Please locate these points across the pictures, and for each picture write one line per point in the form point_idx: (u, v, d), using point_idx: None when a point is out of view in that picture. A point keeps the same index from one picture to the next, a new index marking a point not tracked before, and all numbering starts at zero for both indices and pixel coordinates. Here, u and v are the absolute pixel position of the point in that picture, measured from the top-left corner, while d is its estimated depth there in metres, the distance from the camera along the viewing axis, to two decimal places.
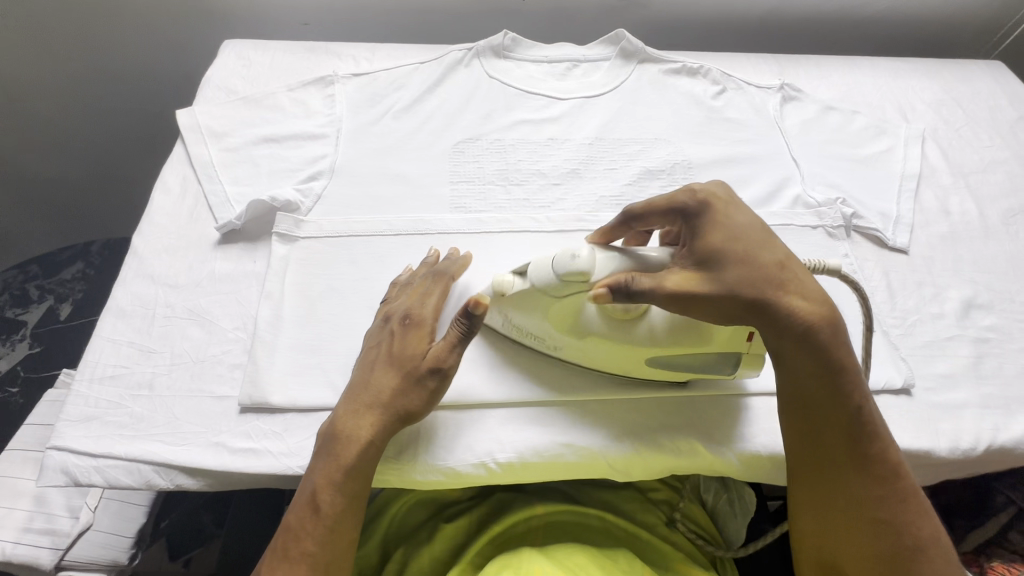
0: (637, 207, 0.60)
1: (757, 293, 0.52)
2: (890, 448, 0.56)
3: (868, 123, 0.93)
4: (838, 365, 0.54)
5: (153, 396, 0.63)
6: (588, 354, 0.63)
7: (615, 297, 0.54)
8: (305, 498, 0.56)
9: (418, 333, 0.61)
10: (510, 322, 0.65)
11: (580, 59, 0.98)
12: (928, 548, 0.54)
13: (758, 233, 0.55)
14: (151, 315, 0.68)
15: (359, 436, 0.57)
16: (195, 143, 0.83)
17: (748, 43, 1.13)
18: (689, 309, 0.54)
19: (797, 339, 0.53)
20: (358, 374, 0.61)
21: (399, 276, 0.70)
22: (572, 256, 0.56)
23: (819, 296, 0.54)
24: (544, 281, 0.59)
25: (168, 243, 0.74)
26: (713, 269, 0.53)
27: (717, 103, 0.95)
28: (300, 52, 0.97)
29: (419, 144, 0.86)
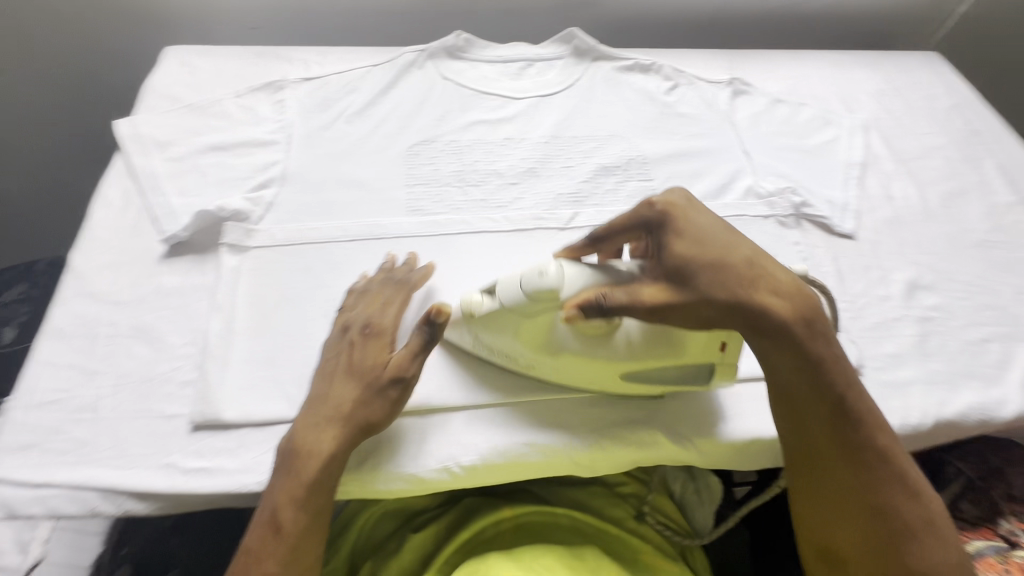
0: (600, 228, 0.63)
1: (733, 294, 0.54)
2: (879, 434, 0.57)
3: (815, 114, 0.96)
4: (816, 356, 0.55)
5: (97, 419, 0.60)
6: (561, 372, 0.63)
7: (587, 316, 0.55)
8: (265, 517, 0.54)
9: (377, 343, 0.61)
10: (481, 343, 0.64)
11: (533, 59, 0.99)
12: (922, 530, 0.55)
13: (721, 235, 0.57)
14: (93, 335, 0.65)
15: (320, 448, 0.56)
16: (138, 154, 0.80)
17: (700, 38, 1.15)
18: (668, 318, 0.55)
19: (776, 336, 0.54)
20: (313, 391, 0.60)
21: (354, 284, 0.69)
22: (540, 272, 0.58)
23: (792, 290, 0.56)
24: (512, 298, 0.59)
25: (111, 259, 0.71)
26: (684, 276, 0.55)
27: (670, 99, 0.96)
28: (247, 57, 0.95)
29: (373, 147, 0.85)
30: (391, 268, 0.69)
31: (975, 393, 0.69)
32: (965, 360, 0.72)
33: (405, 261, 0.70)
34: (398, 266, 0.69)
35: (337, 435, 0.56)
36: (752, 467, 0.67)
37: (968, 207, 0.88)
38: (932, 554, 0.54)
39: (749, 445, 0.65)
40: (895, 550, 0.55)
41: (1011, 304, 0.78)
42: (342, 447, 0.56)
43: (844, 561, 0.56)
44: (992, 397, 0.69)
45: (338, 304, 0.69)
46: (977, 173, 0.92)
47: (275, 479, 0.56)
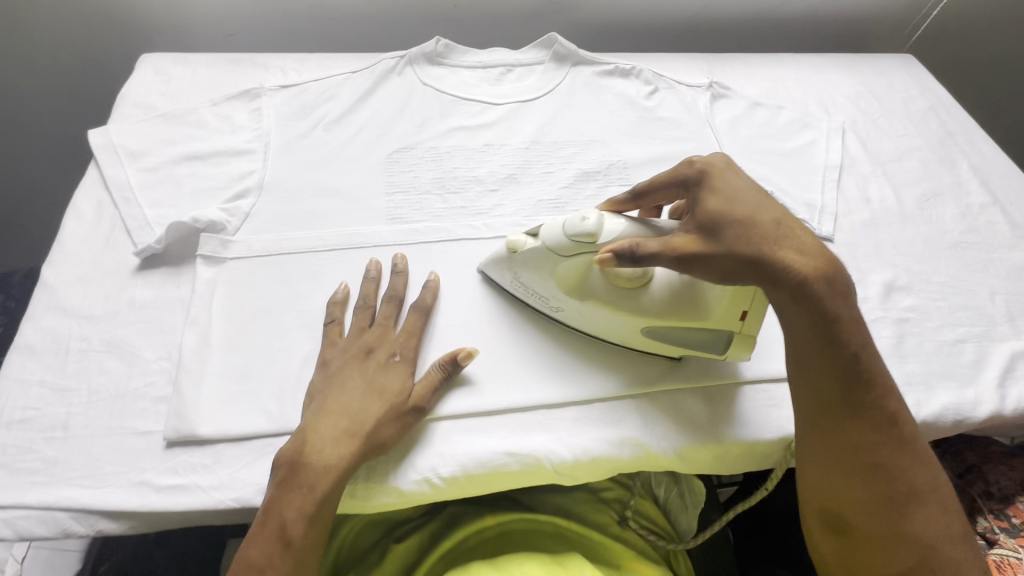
0: (641, 185, 0.65)
1: (756, 249, 0.54)
2: (889, 400, 0.57)
3: (793, 117, 0.97)
4: (833, 315, 0.55)
5: (68, 437, 0.59)
6: (586, 317, 0.66)
7: (620, 263, 0.57)
8: (264, 534, 0.54)
9: (400, 369, 0.63)
10: (520, 281, 0.68)
11: (513, 64, 0.98)
12: (923, 495, 0.56)
13: (752, 196, 0.57)
14: (65, 350, 0.64)
15: (329, 462, 0.56)
16: (111, 164, 0.79)
17: (679, 42, 1.15)
18: (693, 270, 0.56)
19: (795, 294, 0.54)
20: (324, 401, 0.60)
21: (334, 295, 0.69)
22: (582, 219, 0.61)
23: (818, 252, 0.55)
24: (554, 240, 0.63)
25: (83, 273, 0.70)
26: (713, 230, 0.55)
27: (650, 103, 0.97)
28: (223, 64, 0.94)
29: (352, 155, 0.84)
30: (378, 275, 0.71)
31: (950, 393, 0.70)
32: (940, 361, 0.73)
33: (397, 267, 0.71)
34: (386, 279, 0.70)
35: (350, 449, 0.57)
36: (738, 470, 0.67)
37: (943, 208, 0.89)
38: (932, 517, 0.56)
39: (734, 449, 0.65)
40: (895, 513, 0.56)
41: (985, 304, 0.79)
42: (353, 463, 0.57)
43: (846, 522, 0.57)
44: (967, 398, 0.70)
45: (316, 314, 0.69)
46: (951, 174, 0.93)
47: (275, 491, 0.55)
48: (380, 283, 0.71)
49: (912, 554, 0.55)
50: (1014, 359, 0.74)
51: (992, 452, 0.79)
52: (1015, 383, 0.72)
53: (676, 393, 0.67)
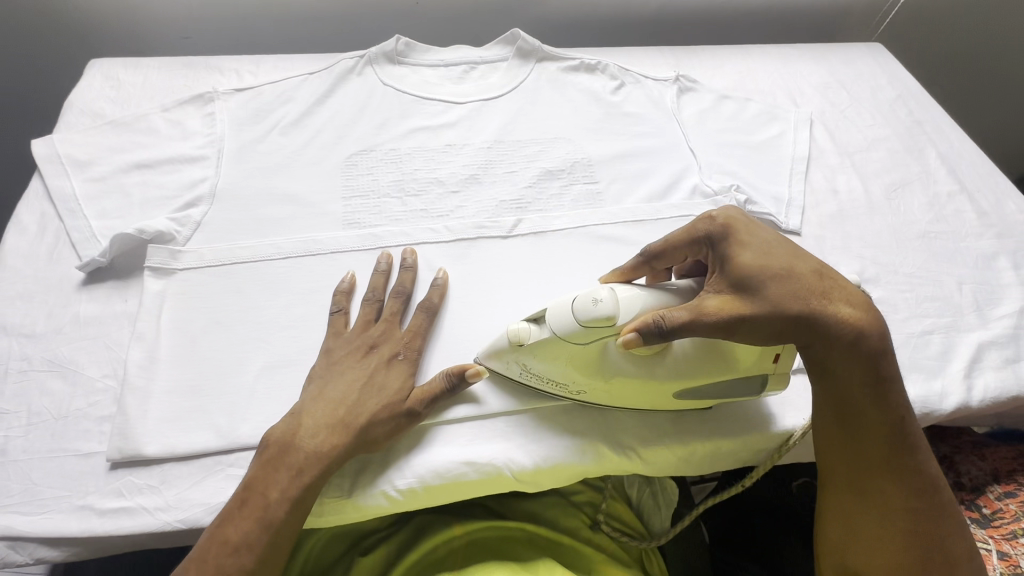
0: (654, 246, 0.62)
1: (806, 304, 0.53)
2: (929, 464, 0.57)
3: (761, 110, 0.96)
4: (882, 374, 0.55)
5: (6, 462, 0.56)
6: (613, 395, 0.61)
7: (648, 340, 0.53)
8: (243, 510, 0.53)
9: (402, 369, 0.62)
10: (529, 373, 0.60)
11: (476, 61, 0.96)
12: (956, 563, 0.56)
13: (784, 250, 0.56)
14: (4, 371, 0.61)
15: (320, 449, 0.56)
16: (55, 175, 0.76)
17: (647, 35, 1.14)
18: (736, 332, 0.54)
19: (848, 349, 0.54)
20: (324, 390, 0.59)
21: (341, 283, 0.69)
22: (594, 302, 0.55)
23: (864, 303, 0.56)
24: (566, 330, 0.56)
25: (25, 289, 0.67)
26: (757, 288, 0.53)
27: (616, 99, 0.95)
28: (176, 68, 0.91)
29: (309, 159, 0.82)
30: (388, 268, 0.71)
31: (916, 385, 0.70)
32: (908, 354, 0.72)
33: (404, 259, 0.71)
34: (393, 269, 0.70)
35: (344, 437, 0.56)
36: (704, 470, 0.66)
37: (911, 198, 0.88)
38: None
39: (699, 451, 0.64)
40: None
41: (952, 294, 0.78)
42: (345, 451, 0.56)
43: None
44: (934, 389, 0.69)
45: (270, 326, 0.66)
46: (920, 163, 0.93)
47: (260, 470, 0.55)
48: (389, 277, 0.71)
49: None
50: (981, 349, 0.73)
51: (963, 442, 0.79)
52: (981, 373, 0.71)
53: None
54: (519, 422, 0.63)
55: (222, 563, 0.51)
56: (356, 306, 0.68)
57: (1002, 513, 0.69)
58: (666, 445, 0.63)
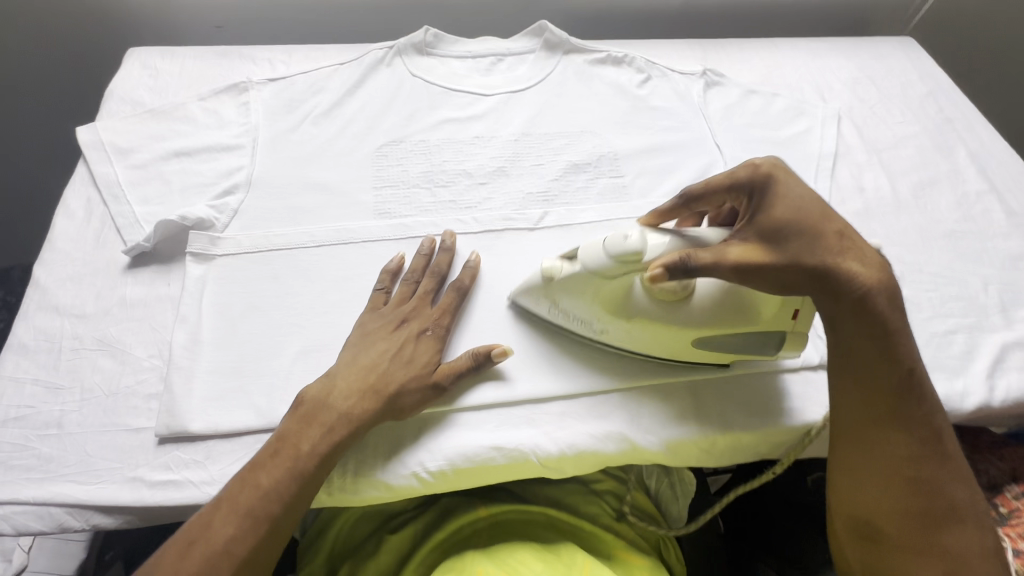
0: (695, 188, 0.67)
1: (821, 260, 0.57)
2: (934, 414, 0.59)
3: (788, 105, 0.96)
4: (889, 328, 0.58)
5: (62, 434, 0.59)
6: (633, 336, 0.65)
7: (672, 276, 0.57)
8: (275, 460, 0.56)
9: (429, 345, 0.65)
10: (557, 308, 0.66)
11: (504, 53, 0.97)
12: (960, 510, 0.58)
13: (816, 206, 0.59)
14: (57, 349, 0.64)
15: (349, 413, 0.59)
16: (100, 161, 0.79)
17: (674, 27, 1.13)
18: (751, 279, 0.58)
19: (857, 304, 0.58)
20: (357, 357, 0.63)
21: (388, 264, 0.71)
22: (624, 237, 0.59)
23: (877, 263, 0.59)
24: (595, 263, 0.60)
25: (73, 271, 0.70)
26: (777, 239, 0.58)
27: (642, 92, 0.96)
28: (211, 58, 0.93)
29: (341, 149, 0.84)
30: (429, 252, 0.73)
31: (938, 384, 0.70)
32: (931, 353, 0.73)
33: (444, 244, 0.73)
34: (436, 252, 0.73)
35: (373, 402, 0.60)
36: (721, 464, 0.68)
37: (939, 196, 0.88)
38: (966, 534, 0.57)
39: (719, 442, 0.65)
40: (930, 523, 0.57)
41: (977, 294, 0.78)
42: (373, 414, 0.60)
43: (876, 528, 0.59)
44: (955, 388, 0.70)
45: (306, 312, 0.69)
46: (948, 162, 0.92)
47: (295, 424, 0.58)
48: (430, 259, 0.73)
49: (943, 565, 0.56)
50: (1005, 349, 0.74)
51: (982, 441, 0.79)
52: (1004, 373, 0.72)
53: (679, 373, 0.67)
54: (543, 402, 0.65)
55: (252, 505, 0.54)
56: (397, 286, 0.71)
57: (1018, 512, 0.71)
58: (685, 428, 0.65)
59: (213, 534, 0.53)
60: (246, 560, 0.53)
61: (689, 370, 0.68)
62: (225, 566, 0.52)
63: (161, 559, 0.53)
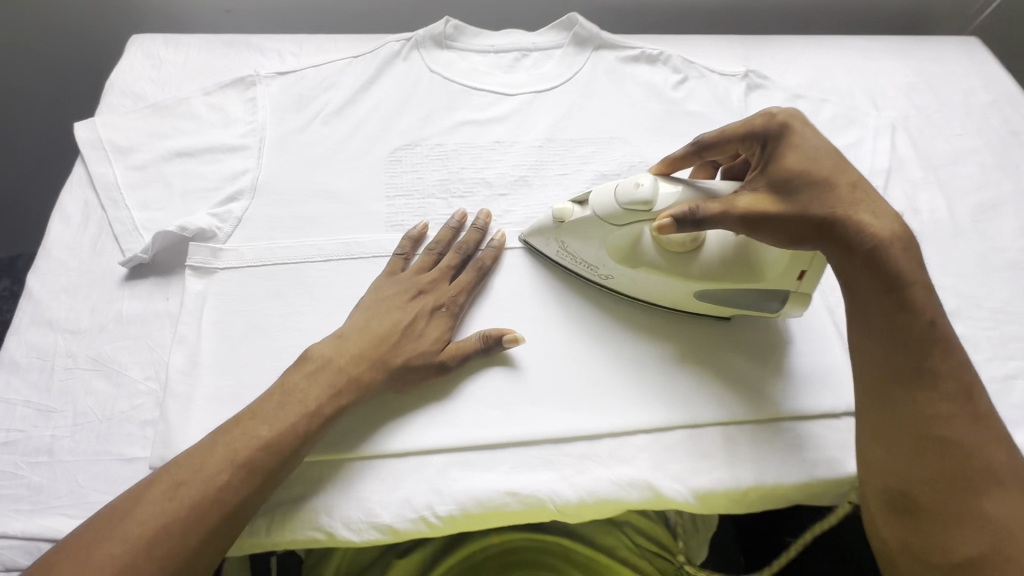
0: (709, 136, 0.66)
1: (833, 209, 0.55)
2: (962, 371, 0.56)
3: (837, 112, 0.88)
4: (905, 278, 0.55)
5: (53, 462, 0.56)
6: (638, 284, 0.67)
7: (680, 227, 0.58)
8: (280, 408, 0.56)
9: (442, 322, 0.64)
10: (567, 250, 0.69)
11: (529, 48, 0.90)
12: (1001, 473, 0.53)
13: (829, 155, 0.58)
14: (50, 368, 0.61)
15: (354, 384, 0.58)
16: (98, 161, 0.74)
17: (711, 23, 1.05)
18: (760, 230, 0.58)
19: (871, 255, 0.55)
20: (368, 323, 0.62)
21: (411, 230, 0.71)
22: (635, 185, 0.61)
23: (892, 212, 0.56)
24: (606, 210, 0.63)
25: (68, 282, 0.66)
26: (788, 188, 0.57)
27: (678, 95, 0.88)
28: (217, 48, 0.87)
29: (352, 152, 0.78)
30: (459, 227, 0.72)
31: None
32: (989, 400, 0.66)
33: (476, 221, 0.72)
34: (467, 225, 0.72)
35: (380, 371, 0.60)
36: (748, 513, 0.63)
37: (1002, 221, 0.80)
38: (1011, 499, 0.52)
39: (750, 493, 0.60)
40: (969, 488, 0.53)
41: None
42: (381, 384, 0.60)
43: (911, 499, 0.54)
44: None
45: (312, 334, 0.65)
46: (1013, 181, 0.84)
47: (299, 379, 0.58)
48: (457, 235, 0.72)
49: (990, 536, 0.51)
50: None
51: None
52: None
53: (693, 372, 0.65)
54: (552, 395, 0.63)
55: (249, 455, 0.53)
56: (418, 253, 0.71)
57: None
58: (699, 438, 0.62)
59: (205, 477, 0.51)
60: (236, 507, 0.51)
61: (706, 373, 0.65)
62: (214, 514, 0.50)
63: (144, 498, 0.50)
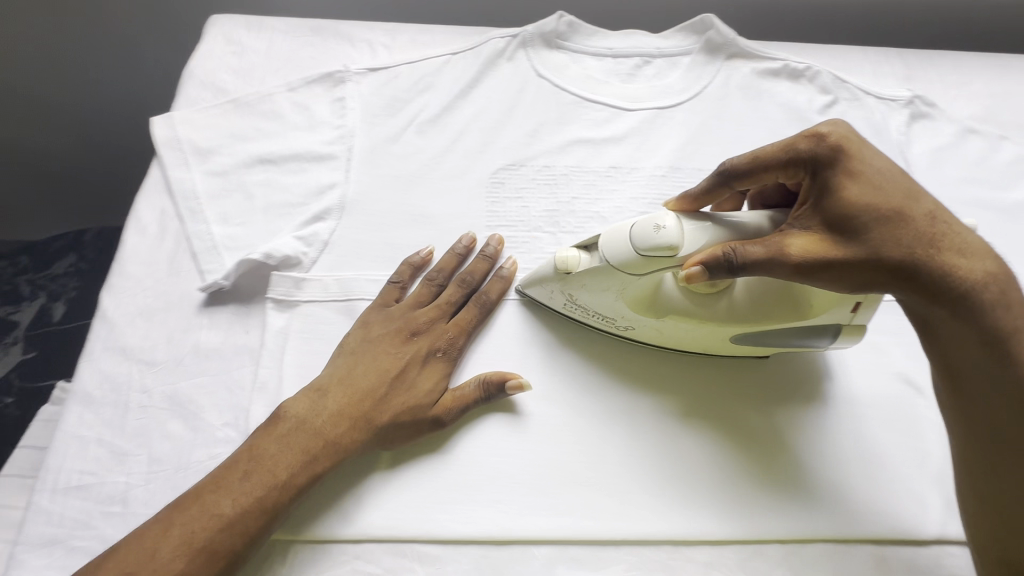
0: (737, 163, 0.51)
1: (909, 251, 0.43)
2: None
3: (1019, 155, 0.73)
4: (1008, 332, 0.43)
5: (127, 514, 0.52)
6: (662, 334, 0.57)
7: (713, 275, 0.46)
8: (245, 483, 0.48)
9: (438, 369, 0.57)
10: (575, 302, 0.58)
11: (652, 54, 0.78)
12: None
13: (896, 182, 0.46)
14: (124, 404, 0.56)
15: (338, 443, 0.51)
16: (176, 164, 0.67)
17: (852, 33, 0.92)
18: (820, 279, 0.45)
19: (959, 306, 0.43)
20: (352, 371, 0.55)
21: (413, 256, 0.63)
22: (656, 228, 0.48)
23: (979, 251, 0.45)
24: (620, 256, 0.51)
25: (144, 304, 0.61)
26: (854, 226, 0.44)
27: (825, 120, 0.75)
28: (303, 35, 0.79)
29: (449, 169, 0.69)
30: (465, 252, 0.63)
31: None
32: None
33: (487, 248, 0.63)
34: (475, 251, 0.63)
35: (363, 432, 0.52)
36: None
37: None
38: None
39: None
40: None
41: None
42: (361, 446, 0.52)
43: None
44: None
45: None
46: None
47: (270, 444, 0.50)
48: (464, 261, 0.63)
49: None
50: None
51: None
52: None
53: (713, 446, 0.56)
54: (571, 467, 0.54)
55: (209, 539, 0.46)
56: (417, 281, 0.63)
57: None
58: (714, 514, 0.53)
59: (155, 566, 0.45)
60: None
61: (715, 433, 0.56)
62: None
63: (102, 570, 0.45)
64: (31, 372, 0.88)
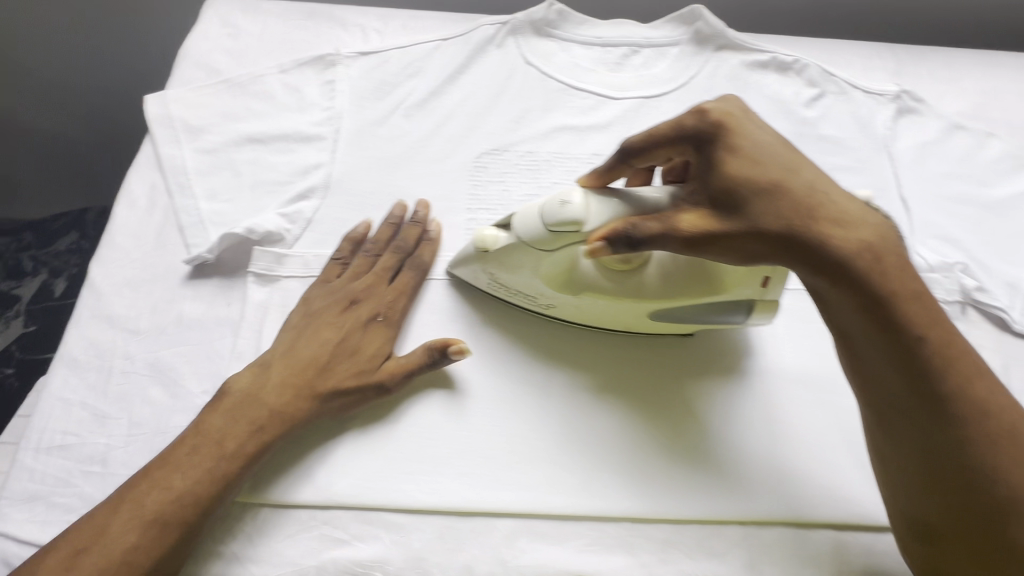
0: (635, 140, 0.50)
1: (790, 223, 0.42)
2: (973, 388, 0.43)
3: (1006, 152, 0.73)
4: (890, 297, 0.42)
5: (107, 474, 0.53)
6: (582, 310, 0.58)
7: (615, 249, 0.47)
8: (194, 457, 0.50)
9: (380, 334, 0.58)
10: (496, 280, 0.59)
11: (640, 44, 0.79)
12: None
13: (778, 154, 0.45)
14: (108, 370, 0.58)
15: (285, 413, 0.53)
16: (167, 141, 0.69)
17: (845, 29, 0.92)
18: (709, 253, 0.45)
19: (841, 275, 0.42)
20: (296, 344, 0.56)
21: (354, 230, 0.63)
22: (561, 204, 0.49)
23: (861, 218, 0.44)
24: (532, 234, 0.52)
25: (131, 275, 0.63)
26: (731, 200, 0.43)
27: (811, 113, 0.75)
28: (297, 19, 0.80)
29: (433, 153, 0.70)
30: (399, 221, 0.64)
31: None
32: None
33: (415, 216, 0.64)
34: (406, 221, 0.64)
35: (307, 400, 0.54)
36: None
37: None
38: None
39: None
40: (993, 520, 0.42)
41: None
42: (305, 415, 0.54)
43: (935, 532, 0.45)
44: None
45: None
46: None
47: (216, 418, 0.52)
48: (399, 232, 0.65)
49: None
50: None
51: None
52: None
53: (638, 422, 0.57)
54: (498, 442, 0.55)
55: (162, 511, 0.48)
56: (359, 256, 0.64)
57: None
58: (625, 481, 0.54)
59: (110, 540, 0.46)
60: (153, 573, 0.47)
61: (633, 407, 0.57)
62: None
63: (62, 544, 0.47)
64: (37, 344, 0.89)
